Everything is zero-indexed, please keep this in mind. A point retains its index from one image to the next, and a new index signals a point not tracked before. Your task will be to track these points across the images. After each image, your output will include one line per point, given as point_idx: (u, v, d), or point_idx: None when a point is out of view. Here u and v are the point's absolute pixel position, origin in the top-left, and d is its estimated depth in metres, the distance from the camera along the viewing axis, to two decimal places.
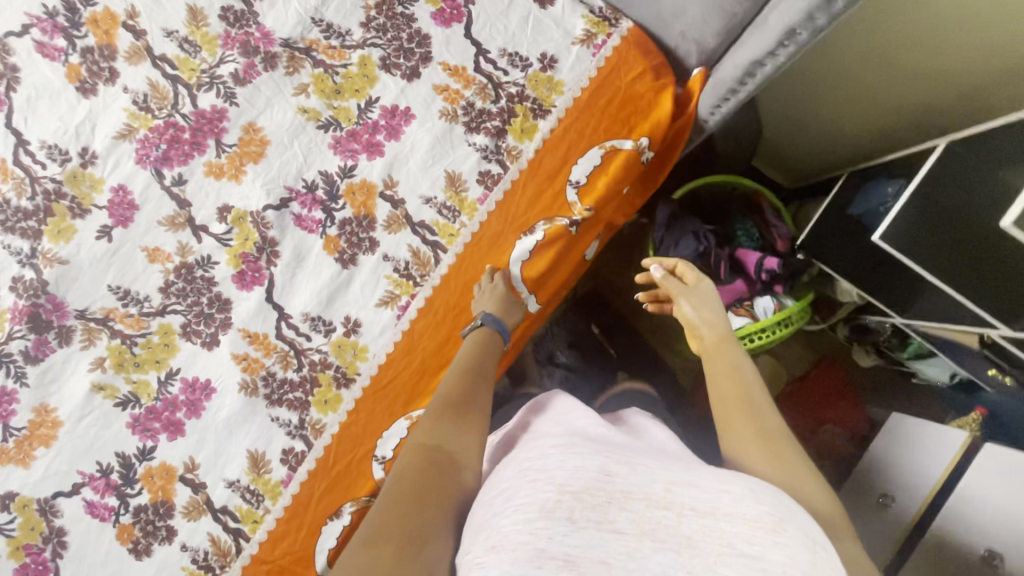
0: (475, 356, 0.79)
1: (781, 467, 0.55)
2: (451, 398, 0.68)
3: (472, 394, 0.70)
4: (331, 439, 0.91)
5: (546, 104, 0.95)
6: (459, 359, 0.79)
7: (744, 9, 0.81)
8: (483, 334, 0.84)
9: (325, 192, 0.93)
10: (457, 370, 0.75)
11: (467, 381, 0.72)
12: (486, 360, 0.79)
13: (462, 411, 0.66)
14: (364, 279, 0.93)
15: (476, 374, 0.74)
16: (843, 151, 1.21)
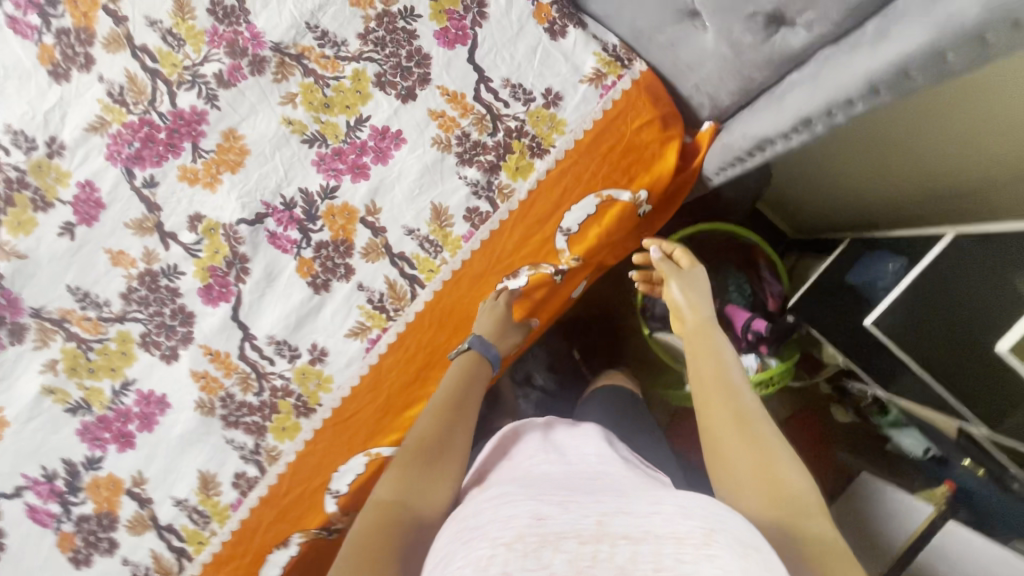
0: (461, 385, 0.75)
1: (760, 477, 0.51)
2: (424, 440, 0.64)
3: (447, 434, 0.66)
4: (285, 467, 0.89)
5: (545, 143, 0.90)
6: (442, 388, 0.75)
7: (763, 76, 0.75)
8: (469, 358, 0.81)
9: (304, 211, 0.89)
10: (437, 403, 0.71)
11: (446, 418, 0.68)
12: (470, 392, 0.75)
13: (433, 455, 0.62)
14: (335, 307, 0.89)
15: (456, 408, 0.70)
16: (844, 219, 1.16)
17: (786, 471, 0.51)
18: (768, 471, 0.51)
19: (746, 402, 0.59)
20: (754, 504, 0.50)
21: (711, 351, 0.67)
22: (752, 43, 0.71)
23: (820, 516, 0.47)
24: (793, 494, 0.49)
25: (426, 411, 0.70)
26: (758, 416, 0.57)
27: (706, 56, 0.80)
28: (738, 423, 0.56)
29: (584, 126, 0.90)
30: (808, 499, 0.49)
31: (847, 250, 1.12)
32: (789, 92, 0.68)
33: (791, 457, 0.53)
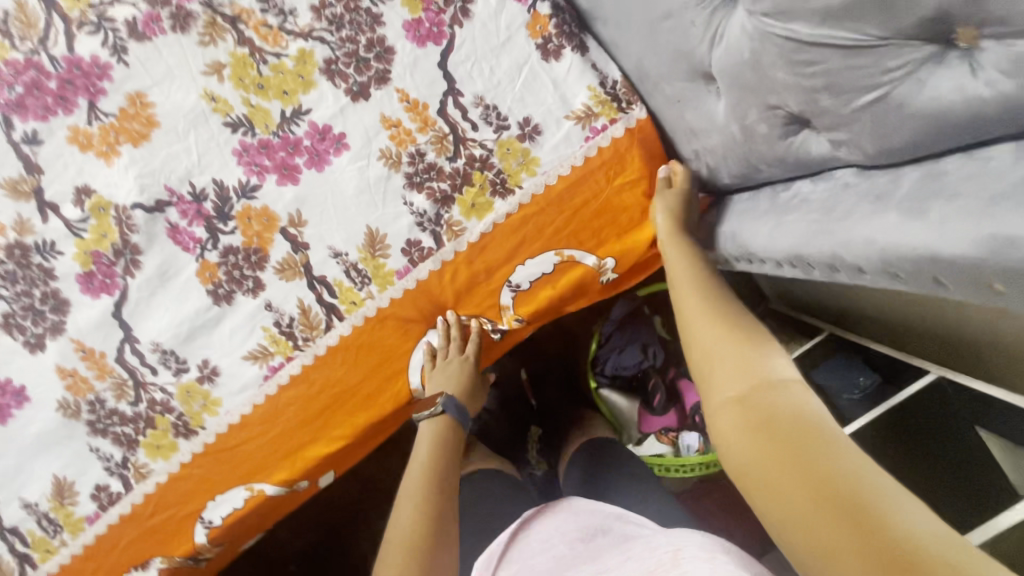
0: (440, 456, 0.73)
1: (740, 399, 0.49)
2: (414, 534, 0.62)
3: (437, 521, 0.65)
4: (154, 487, 0.79)
5: (511, 181, 0.77)
6: (420, 456, 0.74)
7: (771, 172, 0.63)
8: (445, 423, 0.77)
9: (214, 207, 0.75)
10: (416, 483, 0.69)
11: (433, 503, 0.67)
12: (450, 464, 0.74)
13: (430, 553, 0.61)
14: (236, 322, 0.78)
15: (441, 487, 0.69)
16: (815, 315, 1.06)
17: (768, 385, 0.48)
18: (749, 390, 0.49)
19: (728, 330, 0.57)
20: (734, 429, 0.47)
21: (698, 287, 0.65)
22: (765, 135, 0.58)
23: (809, 416, 0.45)
24: (774, 401, 0.46)
25: (407, 497, 0.68)
26: (739, 338, 0.55)
27: (712, 127, 0.67)
28: (721, 351, 0.55)
29: (559, 171, 0.76)
30: (792, 405, 0.46)
31: (822, 348, 1.02)
32: (794, 210, 0.56)
33: (777, 366, 0.50)
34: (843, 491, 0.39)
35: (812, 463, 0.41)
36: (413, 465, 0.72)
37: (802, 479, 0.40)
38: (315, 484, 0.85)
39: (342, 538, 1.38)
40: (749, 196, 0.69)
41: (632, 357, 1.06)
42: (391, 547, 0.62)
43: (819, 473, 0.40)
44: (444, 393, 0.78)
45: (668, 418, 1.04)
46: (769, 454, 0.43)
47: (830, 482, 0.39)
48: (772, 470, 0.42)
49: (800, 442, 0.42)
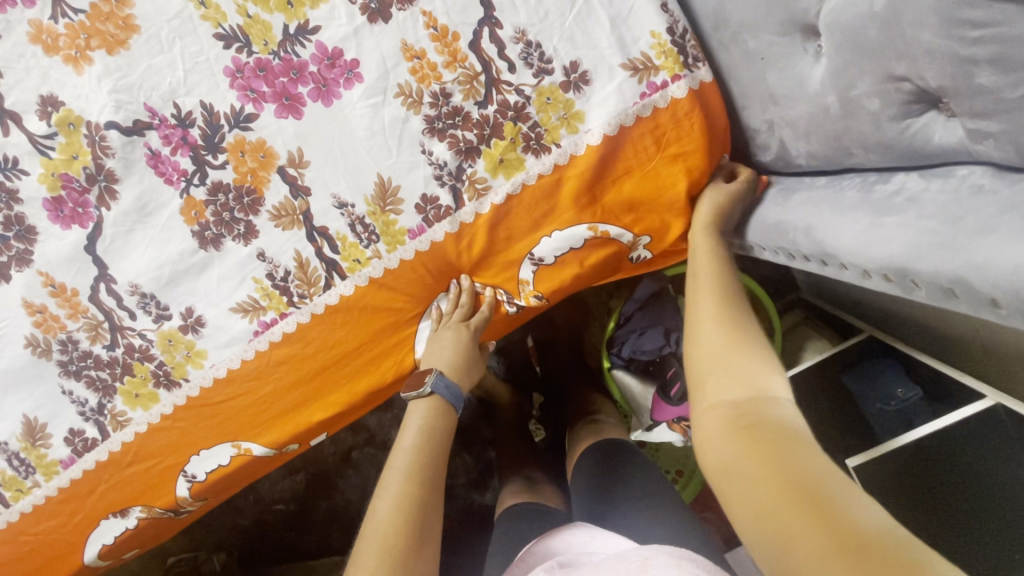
0: (428, 444, 0.67)
1: (728, 404, 0.48)
2: (392, 527, 0.58)
3: (419, 515, 0.59)
4: (133, 437, 0.74)
5: (548, 138, 0.66)
6: (407, 442, 0.67)
7: (867, 158, 0.53)
8: (435, 406, 0.70)
9: (202, 135, 0.65)
10: (400, 473, 0.63)
11: (415, 498, 0.61)
12: (437, 450, 0.67)
13: (408, 553, 0.56)
14: (224, 270, 0.69)
15: (426, 481, 0.62)
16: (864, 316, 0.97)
17: (756, 392, 0.47)
18: (738, 396, 0.48)
19: (731, 329, 0.55)
20: (716, 433, 0.46)
21: (708, 276, 0.61)
22: (875, 112, 0.48)
23: (792, 427, 0.44)
24: (761, 408, 0.46)
25: (388, 486, 0.62)
26: (739, 338, 0.53)
27: (801, 95, 0.56)
28: (722, 348, 0.53)
29: (605, 130, 0.65)
30: (777, 413, 0.45)
31: (861, 351, 0.92)
32: (899, 209, 0.46)
33: (770, 372, 0.49)
34: (812, 491, 0.38)
35: (786, 466, 0.40)
36: (398, 452, 0.66)
37: (771, 476, 0.40)
38: (307, 445, 0.79)
39: (331, 483, 1.37)
40: (829, 183, 0.59)
41: (653, 341, 0.98)
42: (370, 535, 0.58)
43: (792, 475, 0.39)
44: (434, 367, 0.70)
45: (683, 408, 0.95)
46: (745, 457, 0.42)
47: (798, 480, 0.39)
48: (743, 467, 0.42)
49: (776, 443, 0.42)
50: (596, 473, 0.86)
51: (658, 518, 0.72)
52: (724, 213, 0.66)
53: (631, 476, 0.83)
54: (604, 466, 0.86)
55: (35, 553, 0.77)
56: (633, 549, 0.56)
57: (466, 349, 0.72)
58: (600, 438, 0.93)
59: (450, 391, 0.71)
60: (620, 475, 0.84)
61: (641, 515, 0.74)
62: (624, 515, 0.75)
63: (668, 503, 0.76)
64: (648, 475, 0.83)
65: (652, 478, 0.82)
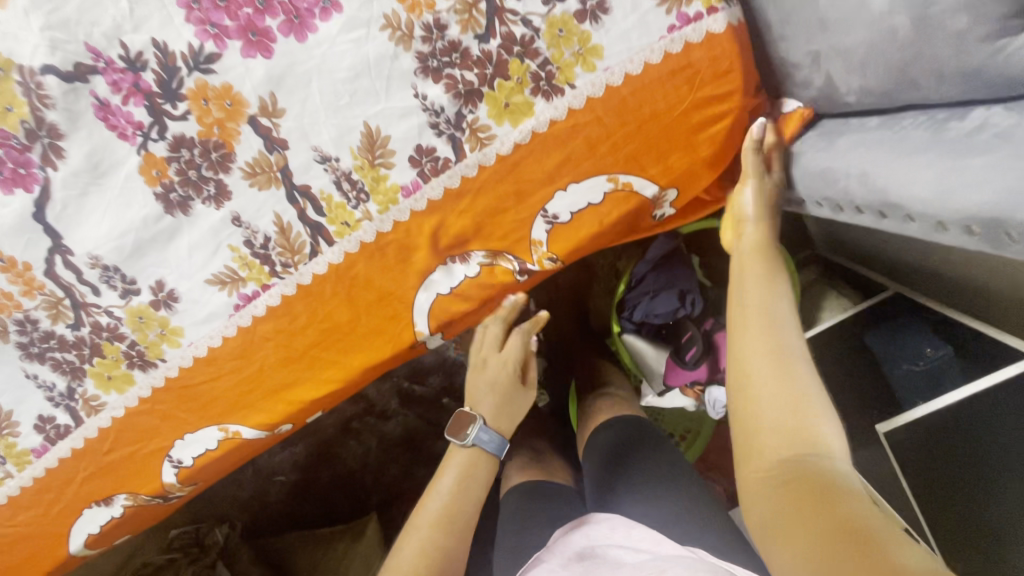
0: (464, 494, 0.66)
1: (761, 438, 0.44)
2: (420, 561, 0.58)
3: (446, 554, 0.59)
4: (111, 422, 0.68)
5: (561, 78, 0.57)
6: (443, 491, 0.67)
7: (940, 90, 0.45)
8: (475, 458, 0.71)
9: (157, 80, 0.56)
10: (434, 512, 0.63)
11: (442, 543, 0.60)
12: (471, 499, 0.67)
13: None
14: (195, 237, 0.61)
15: (456, 527, 0.62)
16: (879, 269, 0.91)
17: (792, 421, 0.43)
18: (772, 426, 0.44)
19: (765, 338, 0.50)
20: (753, 477, 0.43)
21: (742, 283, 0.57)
22: (961, 32, 0.41)
23: (835, 466, 0.39)
24: (800, 437, 0.42)
25: (420, 523, 0.62)
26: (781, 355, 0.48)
27: (860, 18, 0.48)
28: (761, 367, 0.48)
29: (627, 67, 0.57)
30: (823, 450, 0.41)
31: (884, 311, 0.87)
32: (987, 147, 0.39)
33: (810, 395, 0.45)
34: (851, 540, 0.33)
35: (827, 514, 0.36)
36: (433, 496, 0.66)
37: (816, 527, 0.36)
38: (301, 425, 0.74)
39: (331, 453, 1.33)
40: (885, 123, 0.51)
41: (667, 304, 0.91)
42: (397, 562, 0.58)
43: (832, 524, 0.35)
44: (474, 416, 0.71)
45: (698, 372, 0.91)
46: (781, 505, 0.39)
47: (844, 527, 0.34)
48: (788, 516, 0.38)
49: (822, 490, 0.38)
50: (605, 456, 0.81)
51: (676, 508, 0.67)
52: (766, 214, 0.61)
53: (639, 458, 0.77)
54: (618, 448, 0.81)
55: (15, 546, 0.72)
56: (654, 559, 0.49)
57: (502, 392, 0.74)
58: (615, 417, 0.87)
59: (494, 442, 0.72)
60: (635, 460, 0.77)
61: (656, 503, 0.69)
62: (634, 504, 0.70)
63: (686, 487, 0.71)
64: (665, 458, 0.76)
65: (671, 465, 0.75)
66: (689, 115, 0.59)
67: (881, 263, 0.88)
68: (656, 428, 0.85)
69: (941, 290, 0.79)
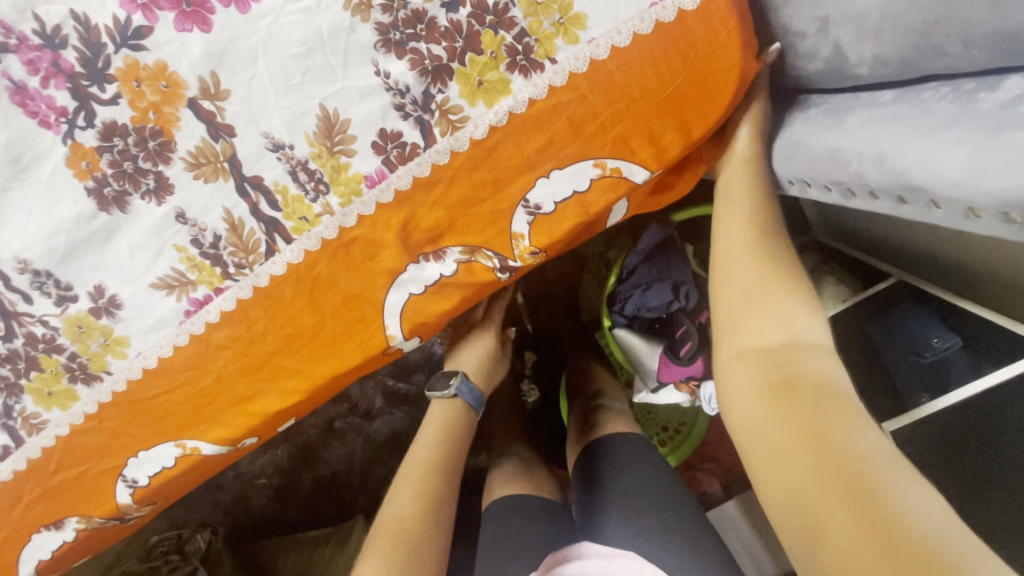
0: (447, 438, 0.73)
1: (759, 357, 0.47)
2: (410, 521, 0.62)
3: (431, 519, 0.63)
4: (55, 441, 0.62)
5: (540, 51, 0.51)
6: (424, 443, 0.73)
7: (968, 57, 0.40)
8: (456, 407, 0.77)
9: (80, 59, 0.48)
10: (418, 464, 0.69)
11: (428, 489, 0.66)
12: (454, 449, 0.73)
13: (416, 544, 0.59)
14: (136, 237, 0.54)
15: (439, 475, 0.68)
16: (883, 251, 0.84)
17: (796, 346, 0.46)
18: (774, 349, 0.46)
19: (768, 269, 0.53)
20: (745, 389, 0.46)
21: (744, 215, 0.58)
22: None
23: (829, 386, 0.42)
24: (791, 364, 0.44)
25: (405, 479, 0.68)
26: (772, 287, 0.51)
27: None
28: (756, 299, 0.51)
29: (614, 39, 0.51)
30: (813, 373, 0.43)
31: (885, 299, 0.82)
32: None
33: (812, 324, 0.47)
34: (843, 467, 0.36)
35: (817, 438, 0.39)
36: (417, 448, 0.72)
37: (807, 450, 0.38)
38: (268, 437, 0.68)
39: (314, 455, 1.27)
40: (900, 97, 0.46)
41: (660, 297, 0.86)
42: (383, 527, 0.62)
43: (825, 446, 0.38)
44: (457, 371, 0.79)
45: (694, 367, 0.83)
46: (774, 420, 0.42)
47: (831, 450, 0.37)
48: (777, 439, 0.41)
49: (812, 412, 0.40)
50: (583, 476, 0.79)
51: (673, 549, 0.63)
52: (762, 140, 0.59)
53: (616, 470, 0.75)
54: (606, 471, 0.76)
55: None
56: None
57: (479, 355, 0.83)
58: (603, 436, 0.82)
59: (473, 396, 0.79)
60: (626, 483, 0.73)
61: (635, 524, 0.67)
62: (609, 529, 0.69)
63: (659, 496, 0.70)
64: (657, 481, 0.72)
65: (662, 487, 0.71)
66: (683, 91, 0.53)
67: (885, 247, 0.82)
68: (643, 439, 0.80)
69: (951, 275, 0.73)
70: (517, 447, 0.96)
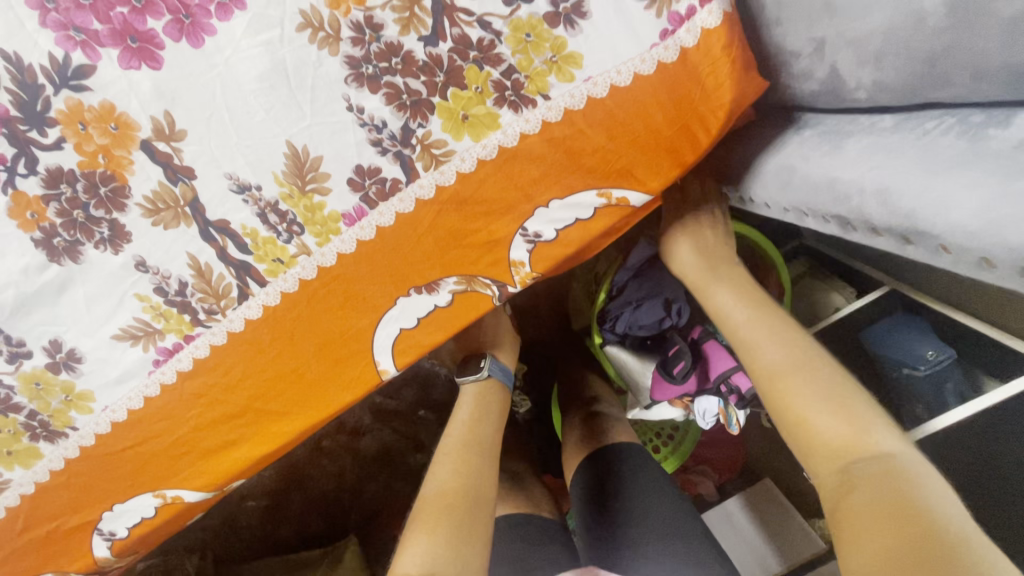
0: (479, 417, 0.71)
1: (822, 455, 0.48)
2: (454, 492, 0.59)
3: (476, 487, 0.60)
4: (20, 500, 0.58)
5: (531, 88, 0.48)
6: (461, 421, 0.71)
7: (975, 89, 0.38)
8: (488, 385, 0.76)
9: (15, 102, 0.44)
10: (457, 441, 0.67)
11: (471, 462, 0.64)
12: (488, 428, 0.70)
13: (463, 513, 0.57)
14: (93, 289, 0.50)
15: (475, 453, 0.65)
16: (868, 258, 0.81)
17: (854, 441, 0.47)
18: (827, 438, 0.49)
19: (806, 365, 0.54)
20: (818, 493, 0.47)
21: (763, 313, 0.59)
22: (1011, 20, 0.33)
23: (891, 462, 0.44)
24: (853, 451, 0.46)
25: (445, 455, 0.65)
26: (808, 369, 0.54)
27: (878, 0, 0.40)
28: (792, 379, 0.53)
29: (613, 78, 0.48)
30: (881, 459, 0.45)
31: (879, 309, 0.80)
32: None
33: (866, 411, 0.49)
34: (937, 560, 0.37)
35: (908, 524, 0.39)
36: (454, 423, 0.71)
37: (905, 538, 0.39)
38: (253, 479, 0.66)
39: (303, 474, 1.16)
40: (900, 125, 0.44)
41: (651, 314, 0.84)
42: (427, 501, 0.59)
43: (909, 534, 0.39)
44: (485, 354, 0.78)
45: (688, 385, 0.81)
46: (866, 520, 0.42)
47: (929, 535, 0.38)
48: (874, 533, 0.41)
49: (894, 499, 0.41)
50: (591, 493, 0.74)
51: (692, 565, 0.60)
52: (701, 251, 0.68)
53: (628, 477, 0.73)
54: (615, 477, 0.74)
55: None
56: None
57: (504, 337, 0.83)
58: (612, 444, 0.79)
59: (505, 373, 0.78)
60: (641, 494, 0.70)
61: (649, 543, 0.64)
62: (622, 541, 0.66)
63: (671, 522, 0.66)
64: (670, 497, 0.70)
65: (674, 506, 0.69)
66: (686, 125, 0.51)
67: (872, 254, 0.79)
68: (647, 454, 0.78)
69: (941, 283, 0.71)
70: (512, 466, 0.94)
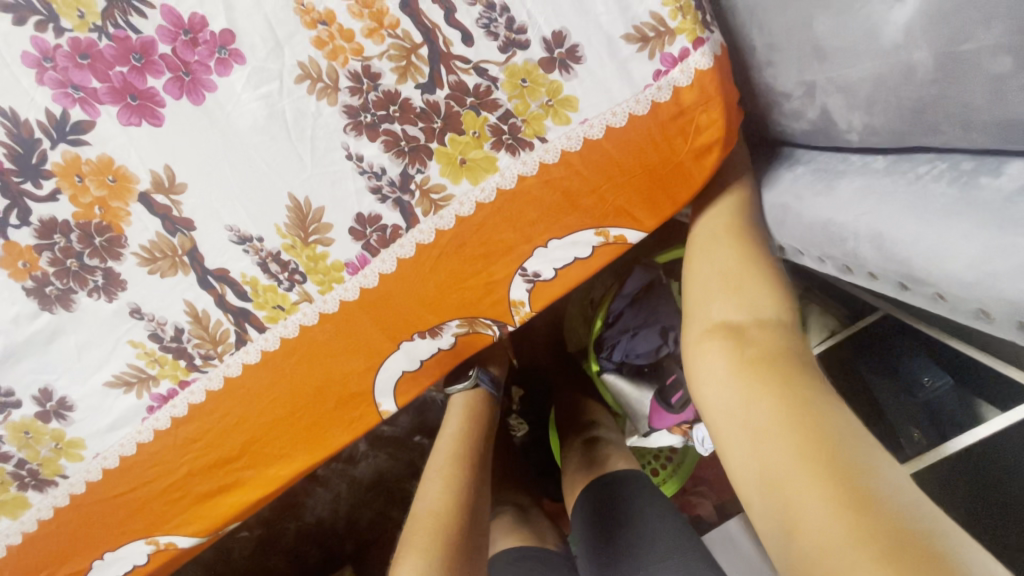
0: (469, 431, 0.71)
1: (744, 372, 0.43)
2: (441, 510, 0.57)
3: (466, 506, 0.59)
4: (7, 550, 0.56)
5: (528, 131, 0.48)
6: (450, 435, 0.71)
7: (965, 138, 0.39)
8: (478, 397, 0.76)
9: (9, 155, 0.43)
10: (445, 457, 0.66)
11: (459, 478, 0.62)
12: (477, 441, 0.69)
13: (451, 530, 0.55)
14: (86, 337, 0.50)
15: (460, 468, 0.63)
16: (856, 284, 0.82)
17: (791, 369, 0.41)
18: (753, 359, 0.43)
19: (744, 269, 0.50)
20: (718, 373, 0.45)
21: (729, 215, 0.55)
22: (999, 76, 0.34)
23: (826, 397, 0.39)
24: (790, 377, 0.40)
25: (436, 470, 0.64)
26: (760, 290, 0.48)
27: (868, 49, 0.41)
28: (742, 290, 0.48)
29: (609, 120, 0.48)
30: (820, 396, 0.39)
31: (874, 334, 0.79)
32: None
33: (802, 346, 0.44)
34: (849, 474, 0.34)
35: (832, 465, 0.34)
36: (442, 439, 0.70)
37: (828, 482, 0.34)
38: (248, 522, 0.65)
39: (297, 503, 1.14)
40: (893, 167, 0.44)
41: (648, 343, 0.84)
42: (415, 521, 0.57)
43: (840, 485, 0.33)
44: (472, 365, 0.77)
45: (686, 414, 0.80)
46: (783, 452, 0.37)
47: (860, 484, 0.33)
48: (785, 463, 0.36)
49: (828, 436, 0.36)
50: (590, 523, 0.73)
51: None
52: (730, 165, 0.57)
53: (621, 506, 0.72)
54: (603, 509, 0.73)
55: None
56: None
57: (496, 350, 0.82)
58: (606, 471, 0.79)
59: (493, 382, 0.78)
60: (630, 522, 0.69)
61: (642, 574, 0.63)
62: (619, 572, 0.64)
63: (660, 547, 0.65)
64: (663, 521, 0.69)
65: (667, 530, 0.67)
66: (682, 165, 0.51)
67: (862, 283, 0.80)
68: (643, 477, 0.77)
69: None
70: (513, 496, 0.93)
